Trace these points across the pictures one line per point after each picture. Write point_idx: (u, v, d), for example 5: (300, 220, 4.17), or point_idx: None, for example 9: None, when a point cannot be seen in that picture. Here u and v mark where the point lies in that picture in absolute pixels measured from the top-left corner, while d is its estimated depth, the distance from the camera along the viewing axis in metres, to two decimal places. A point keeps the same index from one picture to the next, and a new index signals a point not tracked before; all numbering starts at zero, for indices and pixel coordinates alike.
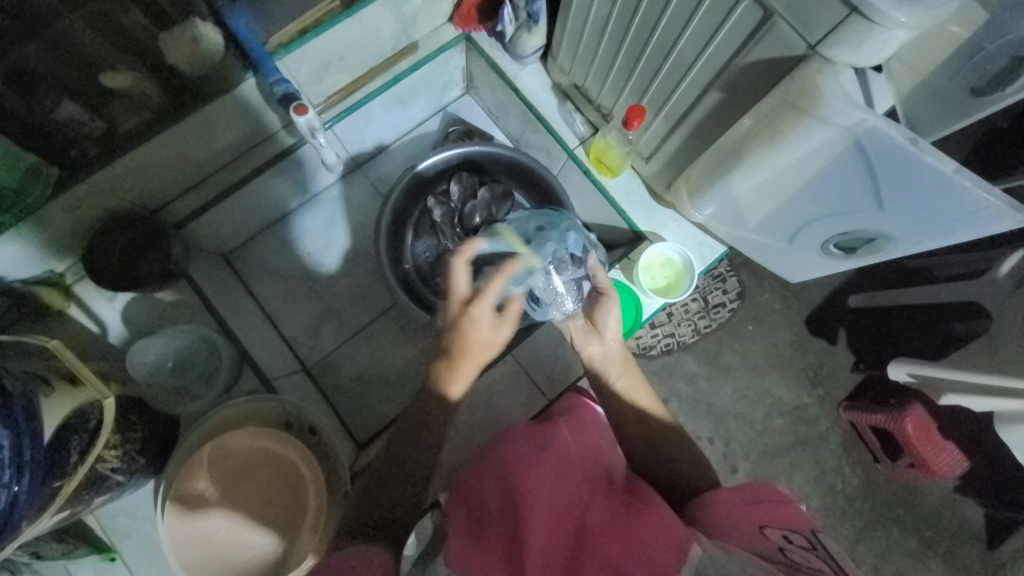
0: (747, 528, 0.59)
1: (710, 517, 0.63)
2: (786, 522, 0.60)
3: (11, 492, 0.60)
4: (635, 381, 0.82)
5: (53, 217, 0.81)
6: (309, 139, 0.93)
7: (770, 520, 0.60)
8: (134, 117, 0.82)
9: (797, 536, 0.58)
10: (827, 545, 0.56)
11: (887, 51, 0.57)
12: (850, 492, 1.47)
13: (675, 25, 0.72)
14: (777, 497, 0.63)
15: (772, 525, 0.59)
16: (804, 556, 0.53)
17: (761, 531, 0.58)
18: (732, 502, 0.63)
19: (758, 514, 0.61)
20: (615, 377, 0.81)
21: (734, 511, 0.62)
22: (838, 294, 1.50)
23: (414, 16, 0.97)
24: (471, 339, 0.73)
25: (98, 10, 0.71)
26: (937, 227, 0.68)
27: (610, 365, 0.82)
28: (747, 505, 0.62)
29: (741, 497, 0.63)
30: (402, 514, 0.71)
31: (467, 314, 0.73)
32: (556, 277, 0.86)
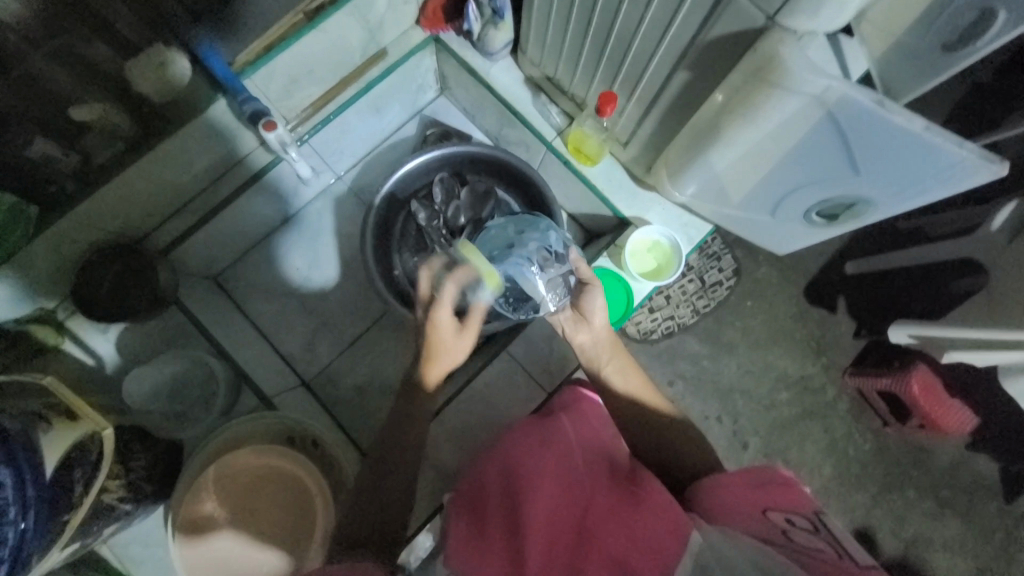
0: (749, 513, 0.59)
1: (711, 500, 0.63)
2: (789, 505, 0.60)
3: (18, 529, 0.58)
4: (626, 365, 0.82)
5: (37, 256, 0.82)
6: (282, 154, 0.95)
7: (773, 503, 0.60)
8: (109, 148, 0.82)
9: (800, 518, 0.58)
10: (830, 525, 0.56)
11: (845, 15, 0.56)
12: (862, 459, 1.47)
13: (637, 7, 0.71)
14: (779, 478, 0.62)
15: (774, 508, 0.59)
16: (808, 539, 0.53)
17: (764, 515, 0.58)
18: (733, 485, 0.63)
19: (761, 497, 0.61)
20: (607, 363, 0.82)
21: (736, 495, 0.62)
22: (833, 262, 1.50)
23: (380, 22, 0.96)
24: (438, 345, 0.78)
25: (63, 45, 0.71)
26: (915, 186, 0.68)
27: (600, 351, 0.83)
28: (749, 488, 0.62)
29: (743, 480, 0.63)
30: (399, 518, 0.71)
31: (428, 317, 0.77)
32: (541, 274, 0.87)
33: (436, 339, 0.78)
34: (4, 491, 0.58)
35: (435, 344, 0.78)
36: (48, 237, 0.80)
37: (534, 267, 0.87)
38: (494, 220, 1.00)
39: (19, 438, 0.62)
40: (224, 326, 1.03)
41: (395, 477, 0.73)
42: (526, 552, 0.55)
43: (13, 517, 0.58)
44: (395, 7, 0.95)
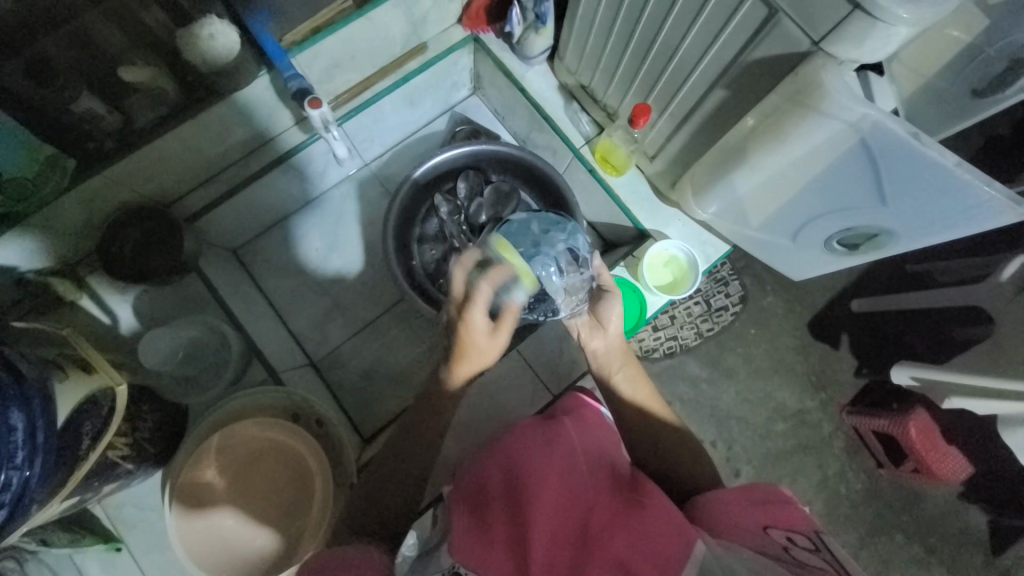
0: (749, 528, 0.59)
1: (711, 513, 0.63)
2: (790, 524, 0.60)
3: (24, 475, 0.58)
4: (636, 375, 0.82)
5: (67, 209, 0.83)
6: (323, 132, 0.97)
7: (774, 521, 0.60)
8: (151, 111, 0.83)
9: (801, 537, 0.57)
10: (831, 547, 0.55)
11: (889, 47, 0.58)
12: (854, 497, 1.46)
13: (681, 24, 0.73)
14: (778, 498, 0.63)
15: (775, 526, 0.59)
16: (806, 556, 0.53)
17: (765, 531, 0.58)
18: (733, 501, 0.63)
19: (761, 514, 0.61)
20: (619, 371, 0.82)
21: (737, 510, 0.62)
22: (841, 298, 1.51)
23: (424, 17, 0.99)
24: (470, 344, 0.73)
25: (120, 6, 0.71)
26: (939, 221, 0.69)
27: (612, 359, 0.83)
28: (750, 505, 0.62)
29: (743, 496, 0.63)
30: (399, 509, 0.72)
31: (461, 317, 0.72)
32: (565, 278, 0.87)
33: (470, 339, 0.73)
34: (14, 434, 0.58)
35: (469, 342, 0.73)
36: (79, 191, 0.81)
37: (557, 269, 0.87)
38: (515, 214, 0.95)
39: (35, 384, 0.63)
40: (238, 300, 1.04)
41: (401, 466, 0.75)
42: (530, 546, 0.54)
43: (20, 461, 0.58)
44: (440, 3, 0.98)
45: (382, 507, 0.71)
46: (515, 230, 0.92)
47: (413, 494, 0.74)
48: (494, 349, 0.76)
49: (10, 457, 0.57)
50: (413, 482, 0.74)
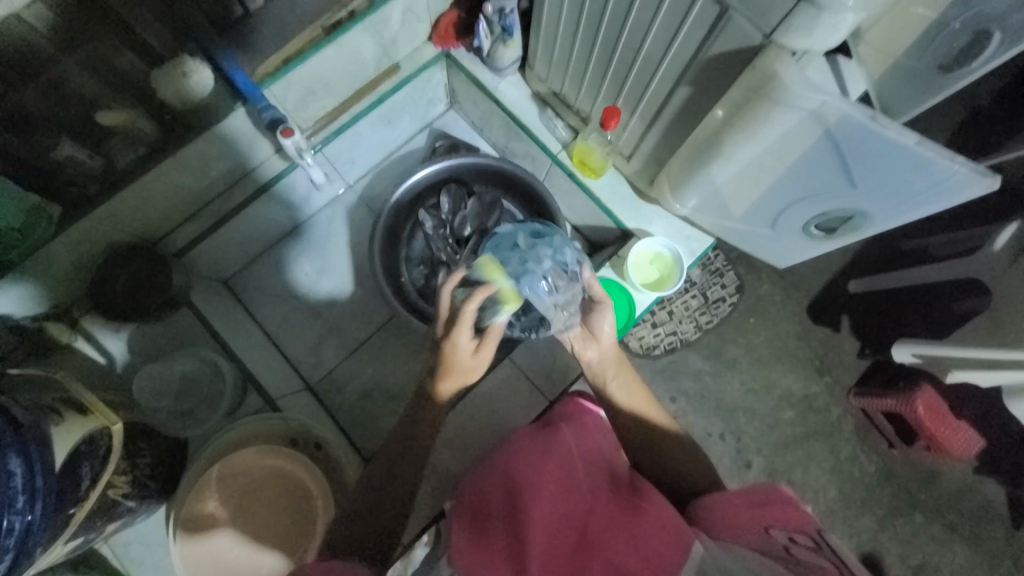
0: (750, 531, 0.58)
1: (714, 519, 0.62)
2: (794, 523, 0.58)
3: (26, 519, 0.59)
4: (630, 380, 0.82)
5: (56, 256, 0.84)
6: (298, 159, 0.99)
7: (776, 520, 0.58)
8: (131, 152, 0.85)
9: (804, 536, 0.55)
10: (835, 544, 0.53)
11: (838, 35, 0.59)
12: (868, 480, 1.45)
13: (640, 26, 0.74)
14: (784, 497, 0.61)
15: (777, 526, 0.58)
16: (808, 554, 0.52)
17: (766, 532, 0.57)
18: (735, 503, 0.62)
19: (763, 515, 0.59)
20: (614, 377, 0.83)
21: (739, 513, 0.61)
22: (837, 281, 1.51)
23: (394, 38, 1.01)
24: (456, 362, 0.75)
25: (93, 52, 0.74)
26: (909, 199, 0.70)
27: (606, 367, 0.83)
28: (751, 507, 0.61)
29: (746, 499, 0.62)
30: (390, 529, 0.69)
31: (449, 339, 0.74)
32: (552, 295, 0.85)
33: (455, 359, 0.74)
34: (13, 480, 0.59)
35: (453, 361, 0.75)
36: (67, 237, 0.83)
37: (546, 285, 0.84)
38: (504, 229, 0.96)
39: (31, 429, 0.64)
40: (233, 329, 1.05)
41: (390, 481, 0.73)
42: (528, 552, 0.54)
43: (21, 506, 0.59)
44: (407, 23, 1.00)
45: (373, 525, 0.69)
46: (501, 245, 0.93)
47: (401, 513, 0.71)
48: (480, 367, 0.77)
49: (10, 502, 0.58)
50: (405, 496, 0.72)
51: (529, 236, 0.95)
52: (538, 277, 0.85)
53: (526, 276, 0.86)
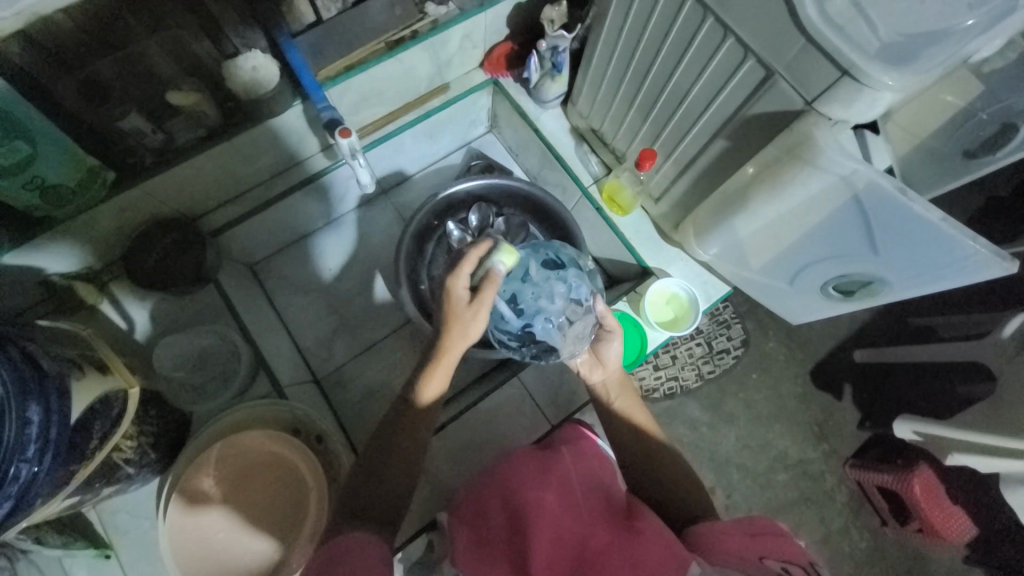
0: (745, 557, 0.55)
1: (709, 546, 0.60)
2: (787, 557, 0.56)
3: (33, 470, 0.60)
4: (634, 403, 0.83)
5: (102, 218, 0.88)
6: (349, 159, 1.00)
7: (771, 551, 0.56)
8: (190, 132, 0.89)
9: (797, 569, 0.54)
10: None
11: (875, 110, 0.62)
12: (856, 556, 1.42)
13: (686, 79, 0.79)
14: (776, 531, 0.59)
15: (771, 557, 0.55)
16: None
17: (762, 561, 0.54)
18: (730, 534, 0.60)
19: (757, 546, 0.57)
20: (619, 399, 0.83)
21: (734, 542, 0.59)
22: (844, 348, 1.52)
23: (449, 61, 1.07)
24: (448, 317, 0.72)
25: (172, 35, 0.78)
26: (928, 272, 0.72)
27: (608, 387, 0.84)
28: (745, 538, 0.59)
29: (743, 529, 0.60)
30: (389, 508, 0.68)
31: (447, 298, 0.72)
32: (565, 332, 0.81)
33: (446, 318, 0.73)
34: (29, 428, 0.60)
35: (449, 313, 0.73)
36: (114, 202, 0.86)
37: (560, 324, 0.80)
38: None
39: (56, 380, 0.65)
40: (251, 313, 1.07)
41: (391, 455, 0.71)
42: None
43: (31, 455, 0.60)
44: (463, 49, 1.06)
45: (370, 498, 0.68)
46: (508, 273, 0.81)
47: (399, 497, 0.70)
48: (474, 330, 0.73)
49: (21, 450, 0.59)
50: (403, 484, 0.71)
51: (541, 260, 0.85)
52: (555, 315, 0.80)
53: (542, 312, 0.80)
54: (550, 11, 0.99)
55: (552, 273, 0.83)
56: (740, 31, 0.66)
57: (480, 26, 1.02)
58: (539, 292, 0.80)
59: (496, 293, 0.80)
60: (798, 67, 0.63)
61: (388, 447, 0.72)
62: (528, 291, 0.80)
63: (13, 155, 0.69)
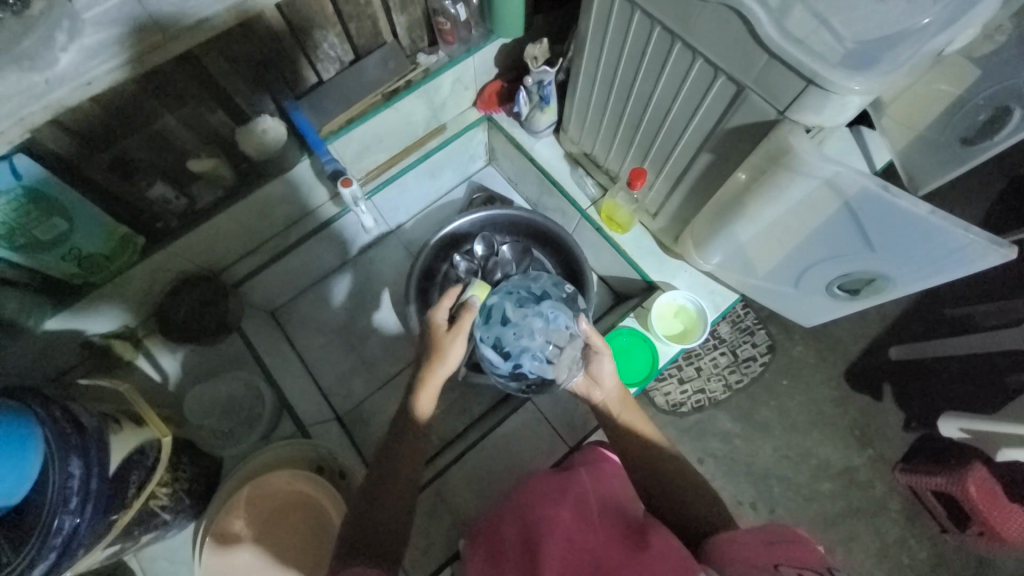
0: (759, 567, 0.55)
1: (726, 556, 0.60)
2: (804, 562, 0.54)
3: (75, 521, 0.64)
4: (638, 417, 0.83)
5: (134, 280, 0.94)
6: (353, 207, 1.08)
7: (785, 557, 0.55)
8: (210, 193, 0.97)
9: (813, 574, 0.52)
10: None
11: (846, 113, 0.63)
12: (919, 569, 1.33)
13: (665, 100, 0.82)
14: (793, 535, 0.58)
15: (786, 563, 0.54)
16: None
17: (775, 569, 0.54)
18: (748, 542, 0.60)
19: (774, 552, 0.56)
20: (622, 415, 0.84)
21: (749, 550, 0.58)
22: (874, 347, 1.47)
23: (443, 103, 1.13)
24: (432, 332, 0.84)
25: (190, 112, 0.85)
26: (928, 265, 0.71)
27: (611, 406, 0.84)
28: (761, 545, 0.58)
29: (760, 536, 0.59)
30: (396, 532, 0.71)
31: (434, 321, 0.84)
32: (554, 364, 0.85)
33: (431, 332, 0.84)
34: (72, 481, 0.64)
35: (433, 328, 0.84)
36: (145, 264, 0.93)
37: (546, 358, 0.85)
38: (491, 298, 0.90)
39: (95, 434, 0.70)
40: (275, 357, 1.12)
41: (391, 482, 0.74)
42: None
43: (73, 507, 0.64)
44: (456, 91, 1.12)
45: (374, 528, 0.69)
46: (490, 321, 0.88)
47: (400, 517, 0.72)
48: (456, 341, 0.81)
49: (65, 502, 0.63)
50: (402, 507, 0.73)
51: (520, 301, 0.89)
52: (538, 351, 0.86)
53: (526, 352, 0.87)
54: (532, 48, 1.04)
55: (527, 312, 0.87)
56: (707, 51, 0.69)
57: (469, 69, 1.08)
58: (519, 334, 0.86)
59: (483, 342, 0.88)
60: (764, 80, 0.65)
61: (394, 471, 0.75)
62: (507, 334, 0.86)
63: (52, 230, 0.77)
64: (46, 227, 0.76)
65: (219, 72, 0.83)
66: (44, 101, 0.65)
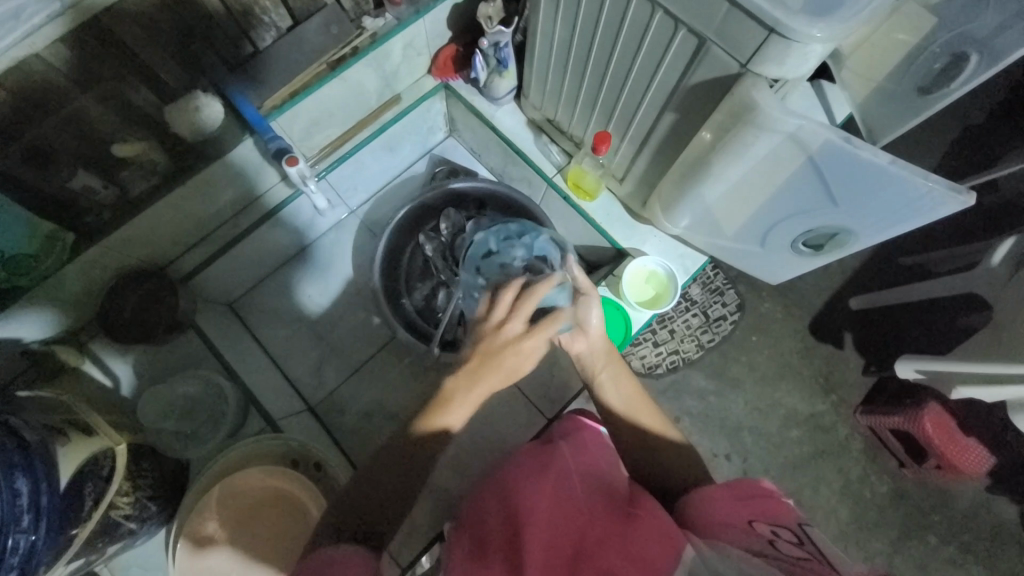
0: (736, 526, 0.59)
1: (699, 516, 0.63)
2: (776, 517, 0.59)
3: (29, 539, 0.60)
4: (621, 372, 0.81)
5: (68, 280, 0.87)
6: (302, 186, 1.02)
7: (759, 513, 0.60)
8: (144, 181, 0.88)
9: (787, 529, 0.57)
10: (815, 536, 0.55)
11: (808, 64, 0.62)
12: (880, 502, 1.43)
13: (626, 58, 0.79)
14: (763, 490, 0.62)
15: (761, 519, 0.59)
16: (793, 548, 0.53)
17: (751, 526, 0.58)
18: (719, 497, 0.63)
19: (747, 509, 0.61)
20: (603, 371, 0.81)
21: (723, 507, 0.62)
22: (838, 298, 1.52)
23: (395, 71, 1.06)
24: (497, 340, 0.69)
25: (108, 91, 0.77)
26: (888, 216, 0.73)
27: (596, 359, 0.82)
28: (734, 501, 0.62)
29: (730, 492, 0.63)
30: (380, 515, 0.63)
31: (497, 325, 0.69)
32: None
33: (497, 338, 0.69)
34: (20, 498, 0.60)
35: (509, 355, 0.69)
36: (78, 262, 0.85)
37: None
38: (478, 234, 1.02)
39: (39, 449, 0.65)
40: (236, 350, 1.08)
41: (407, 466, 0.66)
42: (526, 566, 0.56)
43: (26, 525, 0.59)
44: (408, 58, 1.05)
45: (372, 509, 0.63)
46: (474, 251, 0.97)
47: (404, 496, 0.65)
48: (524, 359, 0.70)
49: (17, 519, 0.58)
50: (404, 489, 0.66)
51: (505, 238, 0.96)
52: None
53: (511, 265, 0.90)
54: (486, 8, 0.98)
55: (508, 245, 0.94)
56: (665, 3, 0.66)
57: (420, 33, 1.02)
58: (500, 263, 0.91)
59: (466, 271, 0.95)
60: (726, 31, 0.63)
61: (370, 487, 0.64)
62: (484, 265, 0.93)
63: None
64: None
65: (135, 42, 0.75)
66: None
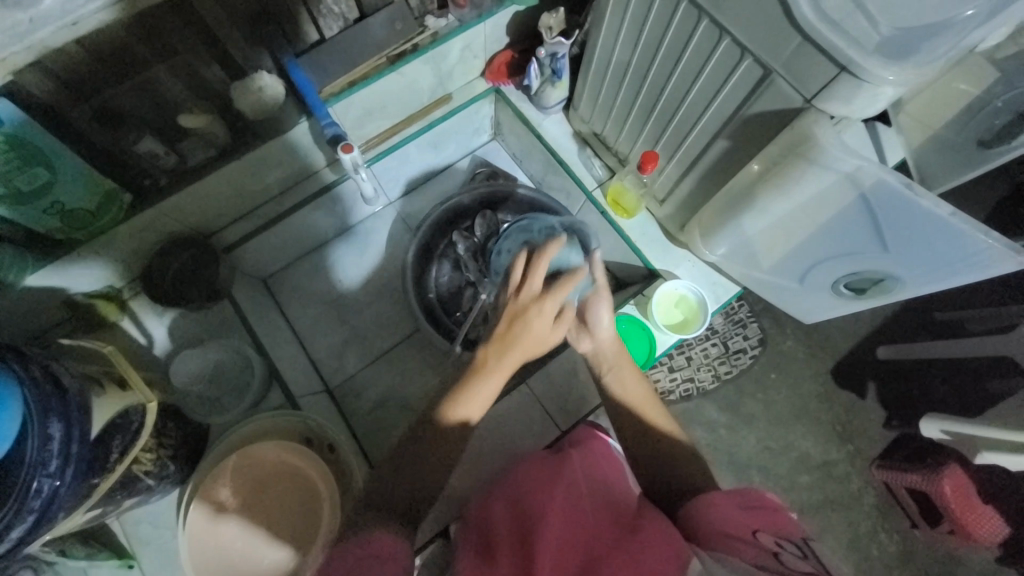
0: (740, 536, 0.56)
1: (703, 528, 0.60)
2: (780, 530, 0.57)
3: (53, 485, 0.62)
4: (628, 374, 0.83)
5: (119, 238, 0.90)
6: (353, 174, 1.03)
7: (761, 524, 0.58)
8: (201, 152, 0.90)
9: (790, 543, 0.55)
10: (819, 551, 0.54)
11: (877, 105, 0.62)
12: (887, 561, 1.38)
13: (685, 82, 0.79)
14: (767, 503, 0.60)
15: (764, 530, 0.57)
16: (796, 561, 0.51)
17: (754, 536, 0.56)
18: (722, 507, 0.61)
19: (752, 519, 0.59)
20: (610, 370, 0.84)
21: (727, 516, 0.60)
22: (866, 345, 1.47)
23: (450, 72, 1.08)
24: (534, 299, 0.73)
25: (181, 62, 0.78)
26: (939, 268, 0.71)
27: (603, 359, 0.84)
28: (737, 511, 0.60)
29: (734, 502, 0.61)
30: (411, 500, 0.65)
31: (531, 302, 0.73)
32: None
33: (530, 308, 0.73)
34: (51, 443, 0.62)
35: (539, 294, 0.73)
36: (131, 222, 0.88)
37: None
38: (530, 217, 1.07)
39: (77, 396, 0.67)
40: (264, 325, 1.10)
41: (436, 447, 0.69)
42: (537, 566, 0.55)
43: (53, 470, 0.61)
44: (464, 59, 1.07)
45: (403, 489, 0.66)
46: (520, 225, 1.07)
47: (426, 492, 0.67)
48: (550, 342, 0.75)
49: (44, 464, 0.60)
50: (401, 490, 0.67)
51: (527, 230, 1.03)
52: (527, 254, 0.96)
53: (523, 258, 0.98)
54: (548, 18, 0.99)
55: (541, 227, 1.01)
56: (735, 31, 0.66)
57: (479, 36, 1.03)
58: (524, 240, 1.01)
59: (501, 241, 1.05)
60: (796, 65, 0.62)
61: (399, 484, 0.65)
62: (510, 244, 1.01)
63: (32, 181, 0.71)
64: (26, 177, 0.70)
65: (213, 19, 0.78)
66: (28, 42, 0.60)
